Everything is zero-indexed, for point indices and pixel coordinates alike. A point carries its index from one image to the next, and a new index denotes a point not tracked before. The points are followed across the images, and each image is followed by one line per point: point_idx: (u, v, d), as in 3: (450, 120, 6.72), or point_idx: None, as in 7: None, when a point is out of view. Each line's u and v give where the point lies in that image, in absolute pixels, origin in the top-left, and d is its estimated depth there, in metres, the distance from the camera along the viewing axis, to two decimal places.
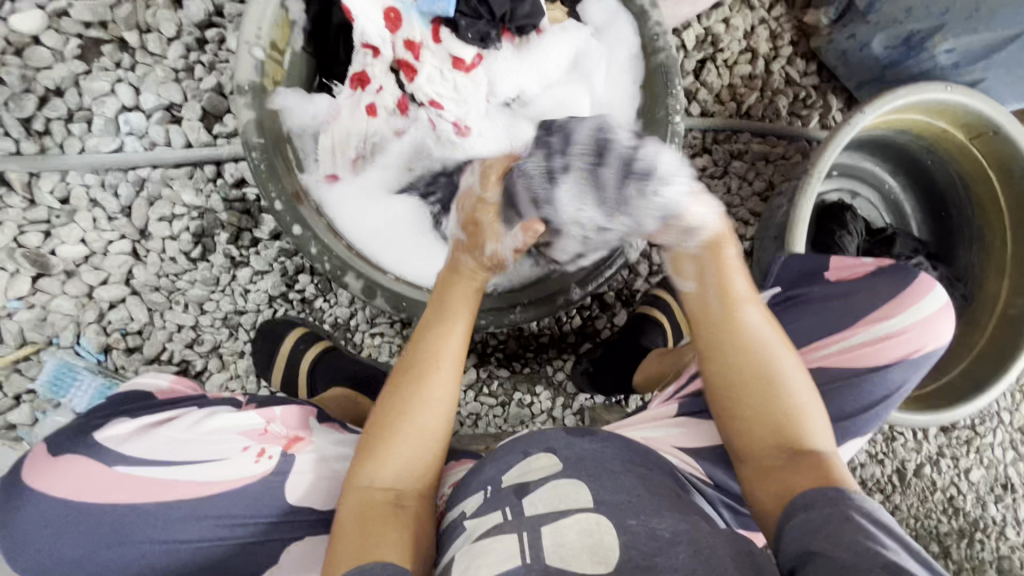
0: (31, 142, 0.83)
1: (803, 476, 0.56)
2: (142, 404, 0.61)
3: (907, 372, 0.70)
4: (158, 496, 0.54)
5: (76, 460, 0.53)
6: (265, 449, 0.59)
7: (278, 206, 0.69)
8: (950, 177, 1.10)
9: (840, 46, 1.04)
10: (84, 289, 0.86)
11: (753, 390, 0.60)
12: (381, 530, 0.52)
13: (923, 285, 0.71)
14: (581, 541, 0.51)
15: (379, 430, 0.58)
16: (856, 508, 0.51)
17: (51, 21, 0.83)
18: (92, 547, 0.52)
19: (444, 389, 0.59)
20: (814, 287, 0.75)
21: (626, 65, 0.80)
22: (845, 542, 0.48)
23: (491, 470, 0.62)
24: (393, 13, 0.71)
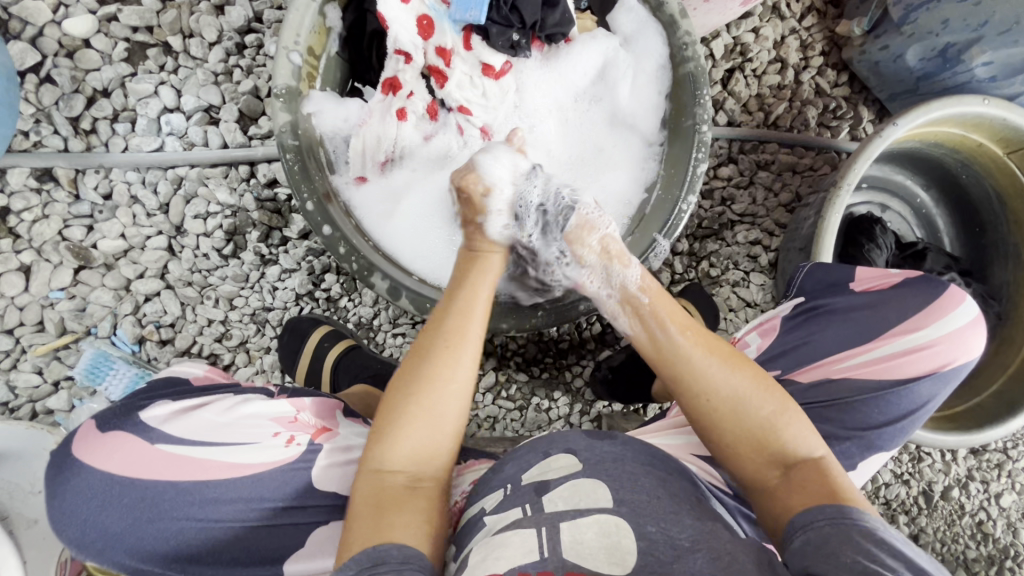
0: (78, 140, 0.87)
1: (797, 490, 0.56)
2: (181, 388, 0.63)
3: (932, 389, 0.68)
4: (193, 475, 0.55)
5: (120, 435, 0.55)
6: (294, 436, 0.61)
7: (309, 206, 0.70)
8: (985, 193, 1.08)
9: (872, 57, 1.04)
10: (122, 281, 0.89)
11: (721, 414, 0.61)
12: (395, 511, 0.53)
13: (953, 296, 0.70)
14: (598, 541, 0.52)
15: (386, 410, 0.58)
16: (859, 529, 0.49)
17: (101, 25, 0.87)
18: (131, 520, 0.54)
19: (464, 372, 0.60)
20: (837, 298, 0.74)
21: (653, 75, 0.80)
22: (841, 561, 0.47)
23: (510, 467, 0.63)
24: (426, 21, 0.74)
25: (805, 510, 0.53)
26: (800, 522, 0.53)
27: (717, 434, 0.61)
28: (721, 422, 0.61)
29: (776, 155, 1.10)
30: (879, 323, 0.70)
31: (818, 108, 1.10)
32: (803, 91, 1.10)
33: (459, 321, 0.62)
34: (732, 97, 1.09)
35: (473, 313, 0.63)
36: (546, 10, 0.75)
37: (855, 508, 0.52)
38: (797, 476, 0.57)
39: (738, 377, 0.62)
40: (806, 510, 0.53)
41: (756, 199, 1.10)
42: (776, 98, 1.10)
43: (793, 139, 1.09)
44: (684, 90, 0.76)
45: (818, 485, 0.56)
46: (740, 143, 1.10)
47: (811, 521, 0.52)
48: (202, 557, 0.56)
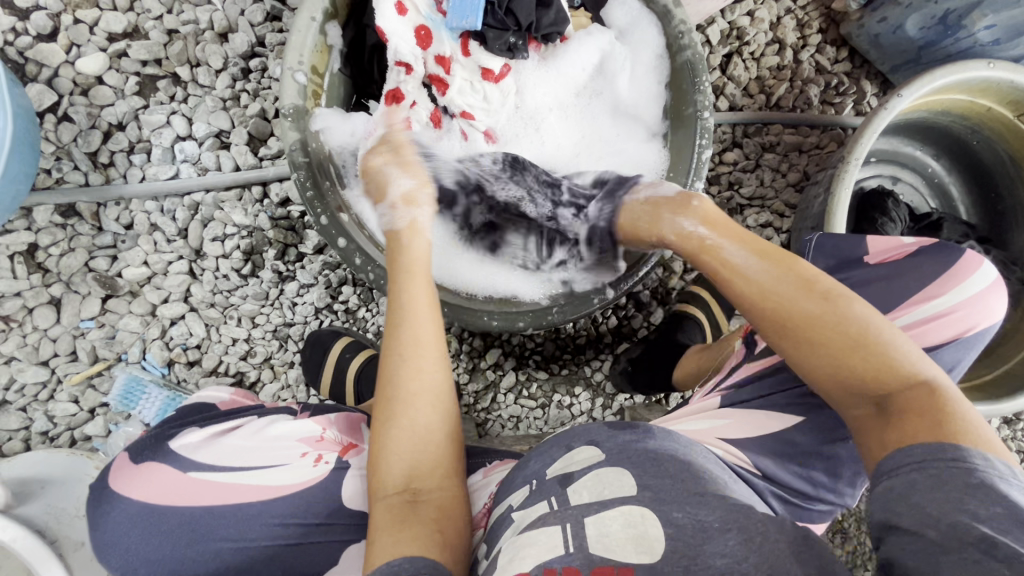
0: (97, 173, 0.89)
1: (892, 431, 0.49)
2: (211, 414, 0.65)
3: (956, 356, 0.67)
4: (226, 498, 0.56)
5: (154, 465, 0.57)
6: (322, 454, 0.61)
7: (323, 220, 0.72)
8: (998, 156, 1.07)
9: (871, 30, 1.03)
10: (148, 307, 0.92)
11: (802, 328, 0.54)
12: (405, 525, 0.53)
13: (968, 262, 0.69)
14: (626, 533, 0.53)
15: (374, 426, 0.59)
16: (975, 482, 0.43)
17: (111, 61, 0.89)
18: (170, 546, 0.54)
19: (429, 369, 0.61)
20: (855, 272, 0.72)
21: (651, 66, 0.81)
22: (936, 516, 0.43)
23: (535, 463, 0.66)
24: (424, 31, 0.76)
25: (892, 454, 0.48)
26: (888, 467, 0.48)
27: (797, 354, 0.54)
28: (800, 332, 0.54)
29: (781, 136, 1.10)
30: (899, 293, 0.69)
31: (819, 86, 1.11)
32: (803, 71, 1.10)
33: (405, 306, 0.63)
34: (731, 83, 1.09)
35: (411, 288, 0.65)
36: (541, 11, 0.76)
37: (960, 447, 0.45)
38: (895, 409, 0.49)
39: (820, 285, 0.55)
40: (902, 447, 0.47)
41: (763, 180, 1.10)
42: (776, 79, 1.10)
43: (797, 120, 1.10)
44: (684, 80, 0.77)
45: (925, 410, 0.48)
46: (744, 127, 1.10)
47: (901, 466, 0.47)
48: None
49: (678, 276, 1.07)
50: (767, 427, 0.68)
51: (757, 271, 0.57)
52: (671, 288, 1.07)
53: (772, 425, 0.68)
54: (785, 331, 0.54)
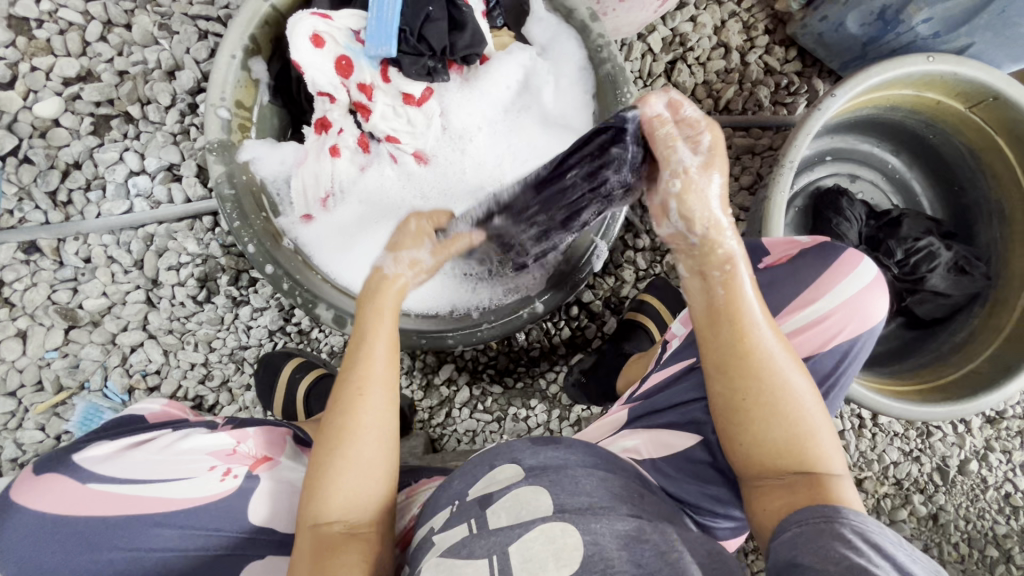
0: (57, 211, 0.94)
1: (800, 495, 0.55)
2: (133, 425, 0.67)
3: (836, 357, 0.69)
4: (128, 508, 0.57)
5: (54, 476, 0.56)
6: (231, 469, 0.63)
7: (251, 248, 0.76)
8: (956, 149, 1.04)
9: (814, 29, 1.02)
10: (108, 336, 0.96)
11: (752, 378, 0.57)
12: (334, 556, 0.56)
13: (848, 263, 0.71)
14: (546, 548, 0.53)
15: (314, 466, 0.59)
16: (849, 528, 0.49)
17: (67, 104, 0.94)
18: (65, 555, 0.54)
19: (372, 415, 0.61)
20: (745, 278, 0.75)
21: (576, 77, 0.83)
22: (833, 558, 0.47)
23: (459, 484, 0.65)
24: (344, 61, 0.77)
25: (801, 509, 0.54)
26: (797, 518, 0.53)
27: (745, 421, 0.57)
28: (749, 379, 0.57)
29: (731, 140, 1.09)
30: (782, 297, 0.72)
31: (769, 87, 1.09)
32: (751, 73, 1.09)
33: (366, 349, 0.63)
34: (677, 89, 1.09)
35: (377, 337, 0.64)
36: (455, 35, 0.77)
37: (853, 513, 0.52)
38: (803, 483, 0.56)
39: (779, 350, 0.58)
40: (802, 509, 0.54)
41: None
42: (724, 82, 1.10)
43: (748, 122, 1.09)
44: (606, 91, 0.79)
45: (823, 493, 0.55)
46: None
47: (805, 519, 0.53)
48: None
49: (630, 285, 1.07)
50: (672, 445, 0.71)
51: (745, 321, 0.57)
52: (624, 296, 1.07)
53: (677, 443, 0.71)
54: (750, 405, 0.57)
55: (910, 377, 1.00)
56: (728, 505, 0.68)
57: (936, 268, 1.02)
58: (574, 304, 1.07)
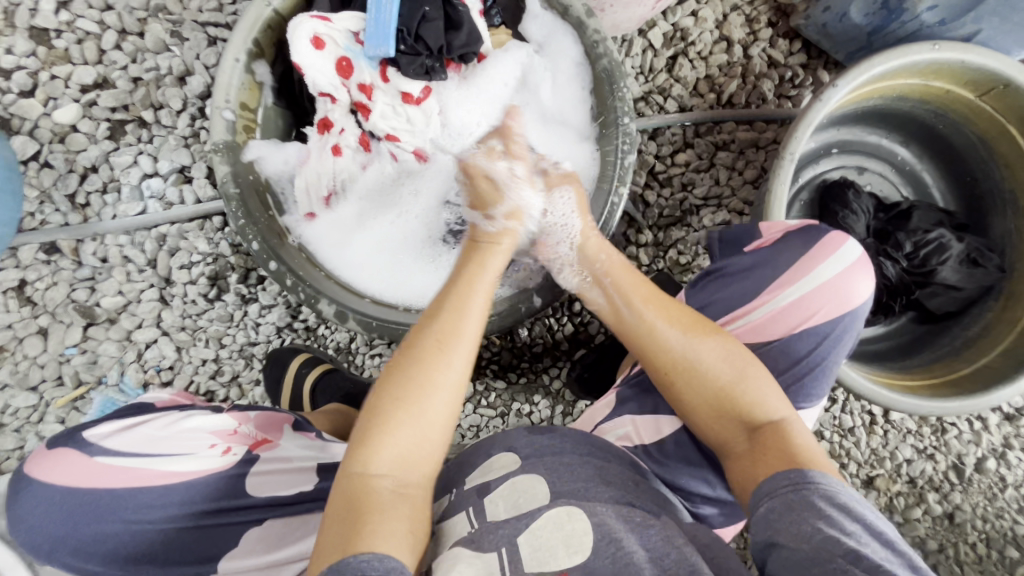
0: (75, 213, 0.98)
1: (764, 460, 0.58)
2: (141, 407, 0.69)
3: (813, 341, 0.70)
4: (129, 482, 0.59)
5: (64, 450, 0.60)
6: (231, 447, 0.66)
7: (256, 246, 0.77)
8: (967, 138, 1.02)
9: (818, 20, 1.01)
10: (124, 333, 0.99)
11: (673, 358, 0.65)
12: (376, 519, 0.52)
13: (829, 246, 0.70)
14: (555, 534, 0.54)
15: (372, 419, 0.57)
16: (823, 496, 0.52)
17: (84, 110, 0.98)
18: (73, 524, 0.58)
19: (451, 372, 0.59)
20: (729, 261, 0.75)
21: (572, 73, 0.84)
22: (808, 534, 0.49)
23: (458, 473, 0.68)
24: (345, 62, 0.79)
25: (767, 479, 0.56)
26: (768, 489, 0.55)
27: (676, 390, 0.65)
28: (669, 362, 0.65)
29: (734, 134, 1.09)
30: (759, 282, 0.72)
31: (773, 80, 1.08)
32: (754, 66, 1.08)
33: (456, 307, 0.63)
34: (678, 84, 1.09)
35: (471, 292, 0.64)
36: (451, 34, 0.78)
37: (808, 470, 0.55)
38: (761, 438, 0.60)
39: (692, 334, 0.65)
40: (775, 475, 0.56)
41: (718, 179, 1.09)
42: (727, 76, 1.09)
43: (751, 115, 1.08)
44: (603, 87, 0.79)
45: (780, 450, 0.58)
46: (695, 127, 1.09)
47: (777, 489, 0.55)
48: None
49: None
50: (663, 430, 0.73)
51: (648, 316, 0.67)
52: None
53: (668, 427, 0.73)
54: (673, 370, 0.65)
55: (920, 372, 0.98)
56: (716, 487, 0.70)
57: (947, 261, 1.00)
58: (577, 300, 1.06)
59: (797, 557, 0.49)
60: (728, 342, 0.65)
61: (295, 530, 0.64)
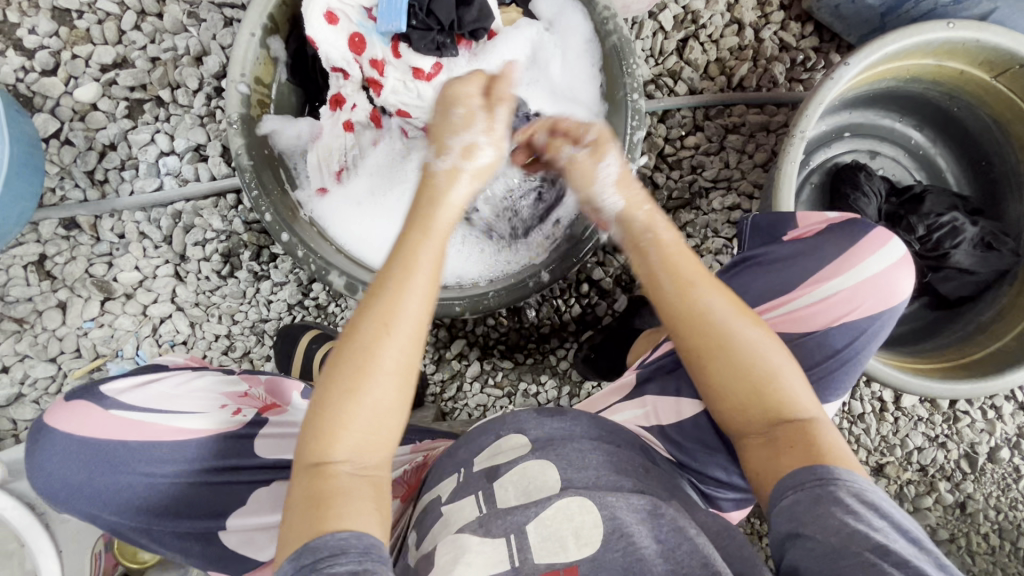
0: (94, 189, 1.00)
1: (787, 453, 0.56)
2: (157, 367, 0.71)
3: (852, 335, 0.68)
4: (142, 435, 0.61)
5: (82, 402, 0.62)
6: (240, 408, 0.67)
7: (268, 218, 0.78)
8: (982, 121, 1.01)
9: (830, 2, 1.01)
10: (139, 308, 1.01)
11: (707, 339, 0.59)
12: (340, 504, 0.49)
13: (874, 241, 0.70)
14: (567, 525, 0.54)
15: (329, 402, 0.51)
16: (847, 489, 0.51)
17: (104, 89, 1.00)
18: (88, 474, 0.60)
19: (400, 349, 0.53)
20: (768, 249, 0.75)
21: (582, 49, 0.84)
22: (836, 527, 0.48)
23: (465, 451, 0.66)
24: (358, 38, 0.81)
25: (793, 473, 0.54)
26: (793, 482, 0.53)
27: (707, 372, 0.60)
28: (705, 347, 0.59)
29: (745, 117, 1.08)
30: (801, 272, 0.71)
31: (785, 64, 1.08)
32: (766, 49, 1.08)
33: (403, 275, 0.54)
34: (689, 66, 1.08)
35: (422, 242, 0.56)
36: (462, 9, 0.79)
37: (843, 473, 0.52)
38: (783, 437, 0.57)
39: (737, 317, 0.59)
40: (794, 471, 0.54)
41: (728, 162, 1.08)
42: (738, 59, 1.09)
43: (762, 98, 1.07)
44: (612, 63, 0.79)
45: (806, 445, 0.55)
46: (705, 110, 1.09)
47: (803, 482, 0.53)
48: (182, 540, 0.62)
49: None
50: (683, 412, 0.71)
51: (696, 297, 0.60)
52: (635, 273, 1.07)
53: (688, 410, 0.71)
54: (707, 350, 0.59)
55: (934, 356, 0.97)
56: (732, 472, 0.69)
57: (960, 244, 0.98)
58: (585, 281, 1.07)
59: (820, 548, 0.48)
60: (768, 333, 0.60)
61: None
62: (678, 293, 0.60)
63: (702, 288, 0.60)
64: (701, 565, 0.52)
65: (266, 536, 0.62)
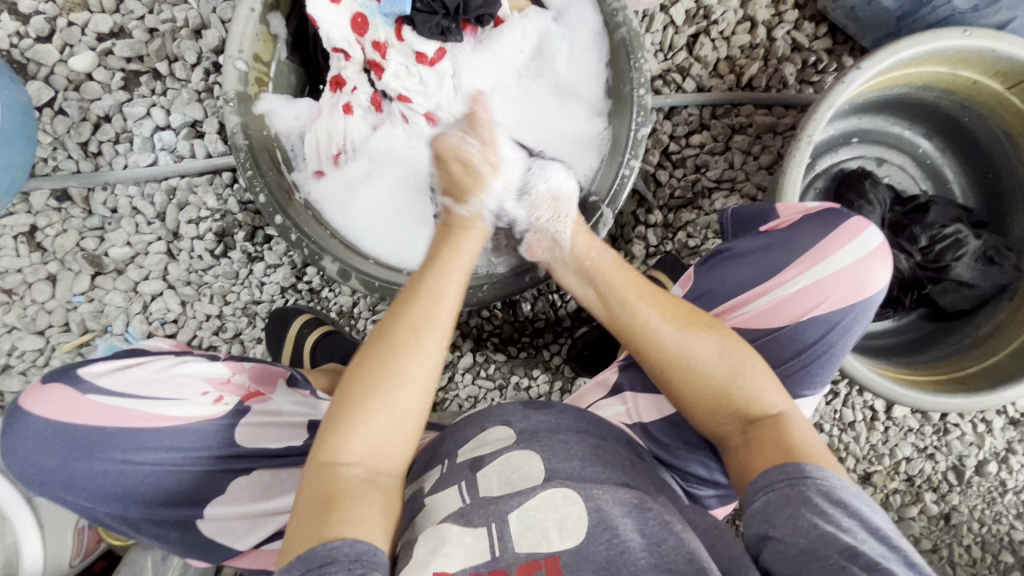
0: (87, 161, 0.98)
1: (756, 450, 0.56)
2: (136, 351, 0.69)
3: (824, 327, 0.68)
4: (121, 422, 0.60)
5: (56, 385, 0.60)
6: (222, 396, 0.65)
7: (263, 200, 0.76)
8: (992, 132, 0.99)
9: (846, 3, 0.99)
10: (130, 284, 1.00)
11: (662, 358, 0.62)
12: (348, 506, 0.53)
13: (846, 231, 0.69)
14: (549, 517, 0.53)
15: (349, 399, 0.57)
16: (817, 490, 0.50)
17: (100, 59, 0.98)
18: (64, 459, 0.59)
19: (422, 360, 0.58)
20: (741, 242, 0.73)
21: (589, 42, 0.82)
22: (803, 528, 0.48)
23: (449, 444, 0.66)
24: (360, 18, 0.79)
25: (764, 470, 0.54)
26: (764, 480, 0.53)
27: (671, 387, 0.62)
28: (664, 367, 0.62)
29: (753, 117, 1.06)
30: (776, 264, 0.70)
31: (795, 64, 1.06)
32: (777, 48, 1.06)
33: (431, 295, 0.61)
34: (698, 63, 1.06)
35: (452, 271, 0.64)
36: None
37: (811, 466, 0.52)
38: (754, 437, 0.58)
39: (685, 329, 0.62)
40: (769, 467, 0.54)
41: (733, 163, 1.07)
42: (748, 58, 1.07)
43: (771, 99, 1.06)
44: (619, 57, 0.77)
45: (775, 443, 0.56)
46: (712, 108, 1.07)
47: (773, 476, 0.52)
48: (162, 521, 0.62)
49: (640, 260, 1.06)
50: (662, 409, 0.71)
51: (643, 316, 0.64)
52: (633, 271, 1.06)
53: (667, 407, 0.71)
54: (667, 368, 0.62)
55: (928, 367, 0.97)
56: (711, 468, 0.69)
57: (961, 257, 0.97)
58: None
59: (789, 549, 0.48)
60: (721, 336, 0.62)
61: (283, 482, 0.65)
62: (630, 313, 0.65)
63: (647, 308, 0.64)
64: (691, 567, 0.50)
65: (244, 525, 0.63)
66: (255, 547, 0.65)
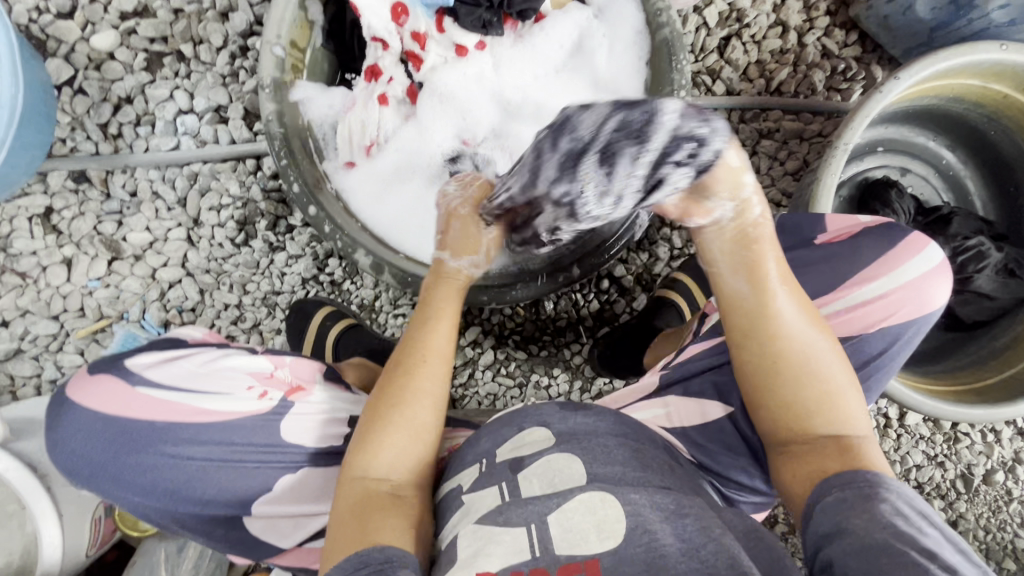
0: (107, 143, 0.96)
1: (831, 457, 0.56)
2: (172, 342, 0.67)
3: (887, 340, 0.68)
4: (172, 415, 0.59)
5: (105, 376, 0.60)
6: (268, 390, 0.64)
7: (296, 189, 0.75)
8: (1018, 146, 1.00)
9: (880, 11, 0.99)
10: (148, 271, 0.98)
11: (747, 330, 0.61)
12: (381, 515, 0.55)
13: (912, 245, 0.69)
14: (588, 521, 0.53)
15: (372, 423, 0.60)
16: (888, 489, 0.51)
17: (122, 38, 0.95)
18: (113, 454, 0.58)
19: (434, 382, 0.63)
20: (800, 251, 0.74)
21: (630, 41, 0.81)
22: (875, 519, 0.48)
23: (487, 442, 0.65)
24: (400, 7, 0.77)
25: (838, 474, 0.54)
26: (839, 482, 0.53)
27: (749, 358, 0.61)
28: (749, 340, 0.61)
29: (780, 122, 1.06)
30: (839, 274, 0.70)
31: (825, 71, 1.06)
32: (808, 55, 1.06)
33: (429, 327, 0.66)
34: (729, 66, 1.06)
35: (444, 303, 0.69)
36: None
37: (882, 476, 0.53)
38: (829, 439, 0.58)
39: (783, 307, 0.60)
40: (832, 473, 0.55)
41: (759, 168, 1.07)
42: (778, 63, 1.06)
43: (799, 105, 1.06)
44: (662, 58, 0.76)
45: (835, 449, 0.57)
46: (741, 112, 1.07)
47: (850, 484, 0.53)
48: (193, 514, 0.61)
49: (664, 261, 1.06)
50: (707, 414, 0.71)
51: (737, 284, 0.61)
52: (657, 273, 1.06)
53: (713, 412, 0.71)
54: (752, 338, 0.60)
55: (944, 378, 0.98)
56: (755, 476, 0.69)
57: (983, 269, 0.98)
58: (605, 277, 1.06)
59: (856, 540, 0.48)
60: (805, 317, 0.60)
61: (329, 484, 0.64)
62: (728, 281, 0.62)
63: (744, 279, 0.61)
64: (726, 566, 0.49)
65: (291, 524, 0.63)
66: (298, 546, 0.64)
